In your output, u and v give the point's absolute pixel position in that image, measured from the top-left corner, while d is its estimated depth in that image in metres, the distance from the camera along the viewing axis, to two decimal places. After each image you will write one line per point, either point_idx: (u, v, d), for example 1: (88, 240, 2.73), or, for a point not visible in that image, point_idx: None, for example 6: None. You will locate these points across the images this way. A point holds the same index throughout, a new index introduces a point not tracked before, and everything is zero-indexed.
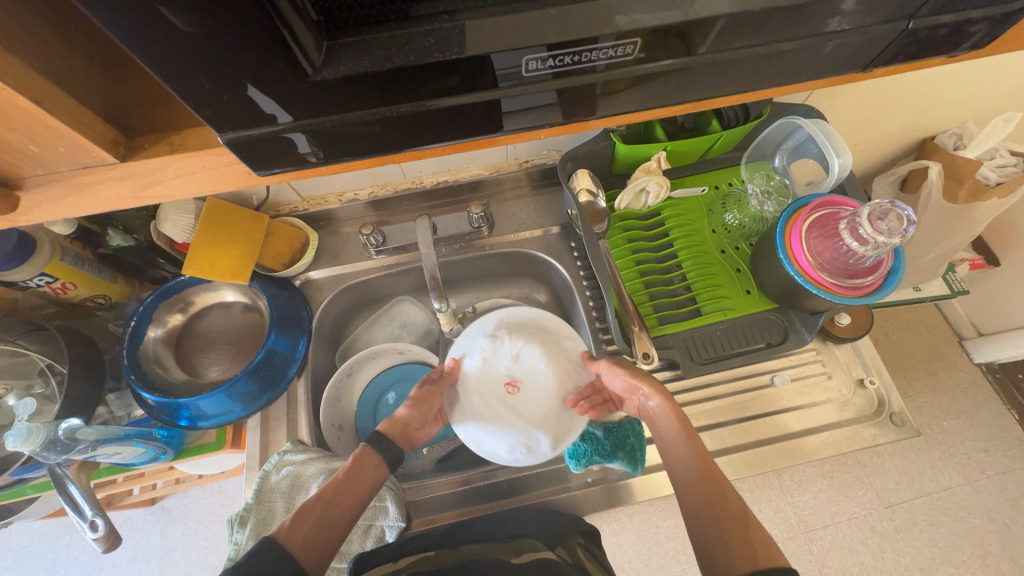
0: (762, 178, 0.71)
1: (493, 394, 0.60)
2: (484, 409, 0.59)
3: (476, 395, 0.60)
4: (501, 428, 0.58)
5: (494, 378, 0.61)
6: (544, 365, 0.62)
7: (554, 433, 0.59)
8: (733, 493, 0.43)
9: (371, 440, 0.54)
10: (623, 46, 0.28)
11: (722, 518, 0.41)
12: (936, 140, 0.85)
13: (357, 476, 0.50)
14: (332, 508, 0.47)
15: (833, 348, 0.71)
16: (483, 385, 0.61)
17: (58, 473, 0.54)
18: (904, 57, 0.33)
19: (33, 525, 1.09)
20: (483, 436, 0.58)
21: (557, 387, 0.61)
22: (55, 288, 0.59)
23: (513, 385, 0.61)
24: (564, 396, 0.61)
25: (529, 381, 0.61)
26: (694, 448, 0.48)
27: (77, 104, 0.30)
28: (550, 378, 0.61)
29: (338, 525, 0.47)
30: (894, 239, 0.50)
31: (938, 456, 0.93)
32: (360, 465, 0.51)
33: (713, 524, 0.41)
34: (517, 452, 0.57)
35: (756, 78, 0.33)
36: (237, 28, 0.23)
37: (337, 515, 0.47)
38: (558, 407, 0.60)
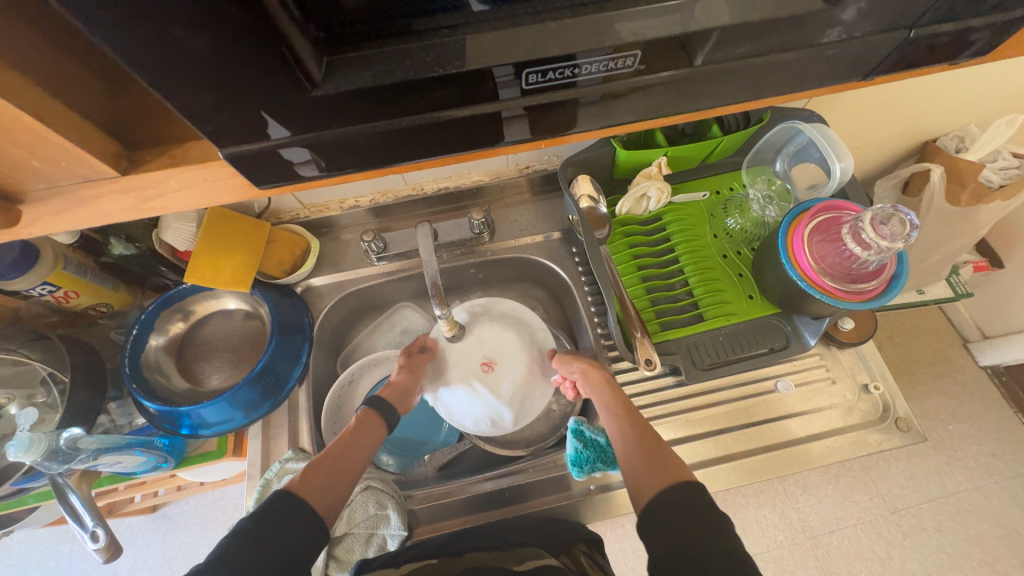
0: (764, 183, 0.71)
1: (468, 369, 0.60)
2: (457, 383, 0.59)
3: (452, 369, 0.61)
4: (470, 402, 0.59)
5: (471, 354, 0.61)
6: (520, 349, 0.62)
7: (519, 414, 0.60)
8: (651, 431, 0.50)
9: (372, 404, 0.55)
10: (622, 58, 0.28)
11: (644, 454, 0.47)
12: (938, 142, 0.85)
13: (362, 433, 0.52)
14: (342, 459, 0.48)
15: (836, 352, 0.71)
16: (461, 358, 0.61)
17: (59, 482, 0.54)
18: (907, 64, 0.33)
19: (35, 533, 1.09)
20: (453, 405, 0.60)
21: (530, 371, 0.61)
22: (58, 296, 0.59)
23: (489, 365, 0.60)
24: (532, 380, 0.61)
25: (505, 363, 0.60)
26: (618, 403, 0.54)
27: (81, 119, 0.30)
28: (524, 362, 0.61)
29: (347, 479, 0.47)
30: (896, 243, 0.50)
31: (945, 460, 0.92)
32: (364, 425, 0.53)
33: (635, 459, 0.47)
34: (482, 425, 0.60)
35: (757, 87, 0.33)
36: (238, 44, 0.23)
37: (347, 468, 0.48)
38: (527, 390, 0.61)
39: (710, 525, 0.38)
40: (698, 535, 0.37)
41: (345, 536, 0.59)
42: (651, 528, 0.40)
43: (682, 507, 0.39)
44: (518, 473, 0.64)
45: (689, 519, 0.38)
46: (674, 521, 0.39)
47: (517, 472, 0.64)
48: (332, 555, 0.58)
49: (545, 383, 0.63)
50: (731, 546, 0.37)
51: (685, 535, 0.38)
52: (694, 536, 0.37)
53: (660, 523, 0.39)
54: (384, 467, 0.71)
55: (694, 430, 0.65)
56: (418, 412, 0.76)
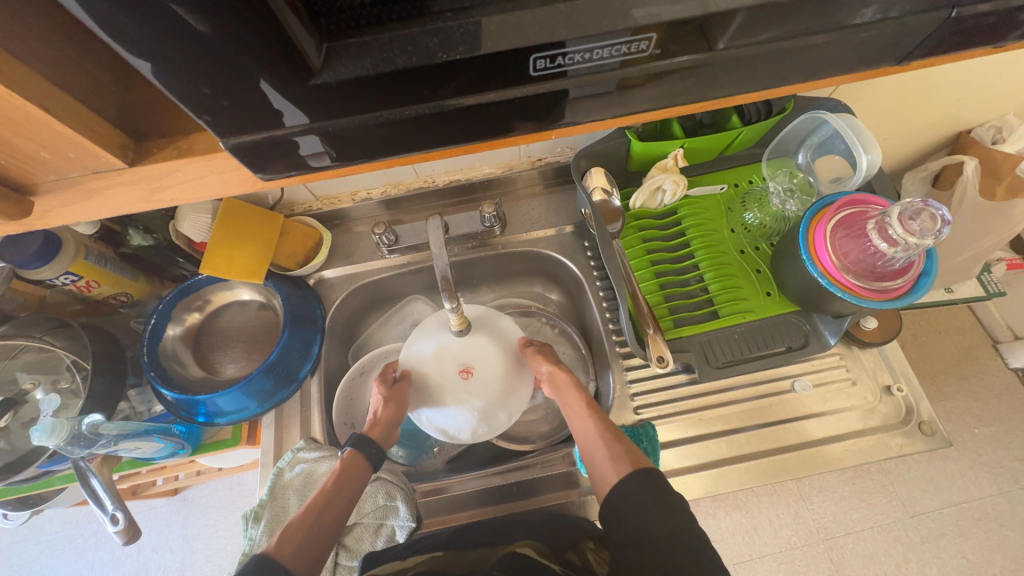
0: (785, 176, 0.68)
1: (448, 381, 0.57)
2: (442, 399, 0.57)
3: (431, 386, 0.58)
4: (460, 413, 0.56)
5: (445, 367, 0.57)
6: (495, 347, 0.59)
7: (511, 409, 0.59)
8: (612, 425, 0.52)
9: (357, 444, 0.56)
10: (638, 42, 0.27)
11: (607, 445, 0.48)
12: (973, 133, 0.80)
13: (346, 481, 0.53)
14: (320, 518, 0.49)
15: (858, 352, 0.68)
16: (438, 373, 0.58)
17: (81, 466, 0.56)
18: (947, 46, 0.31)
19: (64, 511, 1.14)
20: (445, 422, 0.57)
21: (510, 366, 0.59)
22: (80, 286, 0.61)
23: (468, 371, 0.57)
24: (514, 373, 0.59)
25: (481, 364, 0.57)
26: (582, 403, 0.55)
27: (88, 111, 0.30)
28: (502, 359, 0.59)
29: (327, 532, 0.48)
30: (925, 240, 0.48)
31: (969, 465, 0.89)
32: (347, 470, 0.54)
33: (598, 453, 0.49)
34: (478, 430, 0.58)
35: (782, 73, 0.31)
36: (238, 30, 0.22)
37: (326, 522, 0.49)
38: (511, 385, 0.58)
39: (668, 510, 0.41)
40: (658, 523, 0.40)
41: (355, 526, 0.60)
42: (612, 516, 0.43)
43: (639, 496, 0.42)
44: (527, 467, 0.64)
45: (647, 506, 0.41)
46: (636, 509, 0.42)
47: (525, 466, 0.64)
48: (341, 544, 0.59)
49: (524, 374, 0.61)
50: (684, 525, 0.40)
51: (647, 522, 0.40)
52: (654, 525, 0.40)
53: (619, 512, 0.43)
54: (395, 458, 0.72)
55: (706, 428, 0.64)
56: None
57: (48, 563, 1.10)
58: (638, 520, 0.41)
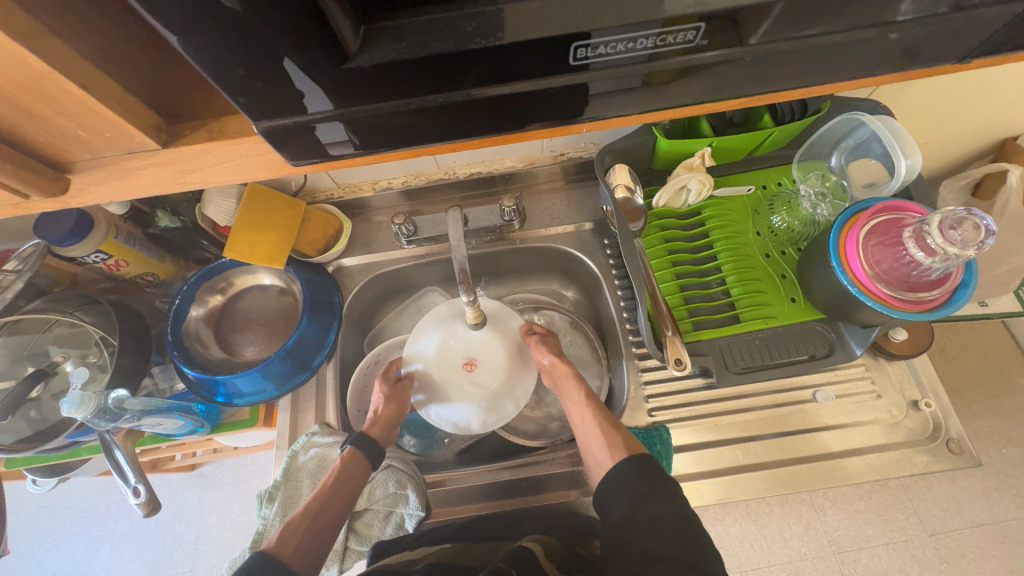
0: (818, 178, 0.64)
1: (453, 375, 0.57)
2: (450, 393, 0.57)
3: (437, 382, 0.58)
4: (468, 405, 0.57)
5: (449, 361, 0.58)
6: (496, 337, 0.59)
7: (517, 397, 0.59)
8: (610, 417, 0.52)
9: (356, 442, 0.57)
10: (684, 32, 0.26)
11: (604, 433, 0.51)
12: (1020, 140, 0.76)
13: (347, 475, 0.55)
14: (323, 513, 0.51)
15: (884, 364, 0.66)
16: (442, 368, 0.58)
17: (107, 439, 0.58)
18: (1010, 44, 0.29)
19: (88, 480, 1.18)
20: (455, 415, 0.57)
21: (512, 355, 0.59)
22: (109, 264, 0.62)
23: (471, 364, 0.57)
24: (517, 362, 0.60)
25: (484, 356, 0.58)
26: (582, 393, 0.56)
27: (124, 91, 0.31)
28: (504, 349, 0.59)
29: (329, 529, 0.50)
30: (967, 250, 0.45)
31: (994, 485, 0.85)
32: (348, 467, 0.55)
33: (595, 443, 0.51)
34: (487, 421, 0.58)
35: (829, 69, 0.30)
36: (276, 9, 0.22)
37: (324, 525, 0.50)
38: (515, 374, 0.59)
39: (661, 494, 0.41)
40: (656, 508, 0.39)
41: (365, 512, 0.61)
42: (609, 496, 0.43)
43: (636, 483, 0.42)
44: (536, 464, 0.64)
45: (644, 493, 0.41)
46: (635, 494, 0.41)
47: (535, 463, 0.64)
48: (352, 528, 0.60)
49: (528, 364, 0.61)
50: (675, 508, 0.39)
51: (636, 506, 0.40)
52: (651, 508, 0.40)
53: (611, 496, 0.43)
54: (406, 447, 0.72)
55: (721, 434, 0.62)
56: None
57: (72, 529, 1.15)
58: (631, 504, 0.41)
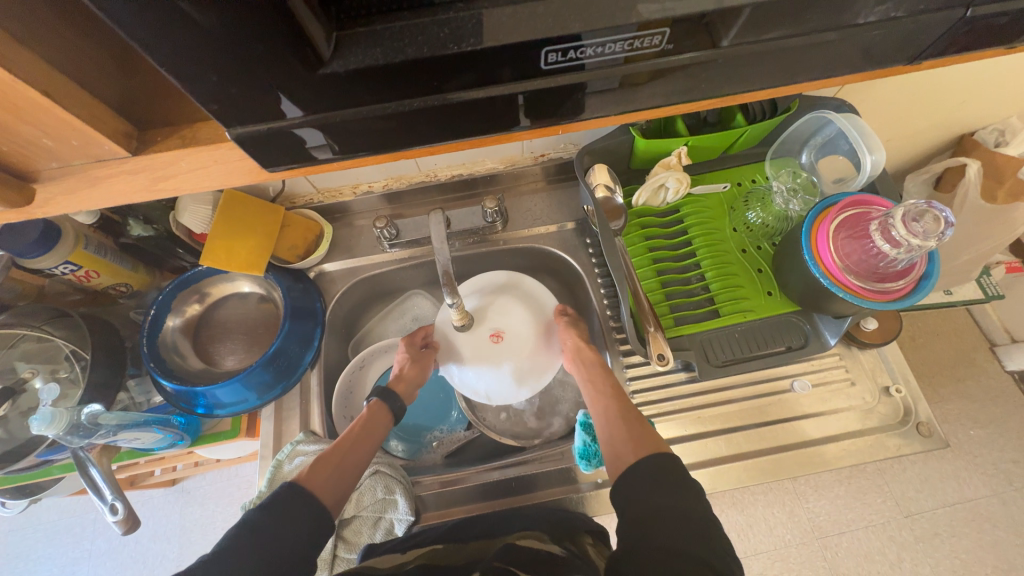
0: (788, 175, 0.67)
1: (481, 344, 0.65)
2: (475, 358, 0.64)
3: (464, 349, 0.65)
4: (491, 373, 0.63)
5: (478, 331, 0.65)
6: (526, 315, 0.67)
7: (537, 372, 0.64)
8: (633, 408, 0.54)
9: (381, 395, 0.63)
10: (650, 37, 0.27)
11: (624, 425, 0.51)
12: (976, 136, 0.80)
13: (369, 426, 0.60)
14: (347, 457, 0.54)
15: (857, 353, 0.69)
16: (471, 337, 0.65)
17: (81, 456, 0.56)
18: (957, 46, 0.31)
19: (62, 500, 1.14)
20: (476, 380, 0.64)
21: (538, 333, 0.66)
22: (79, 276, 0.60)
23: (498, 336, 0.65)
24: (543, 340, 0.66)
25: (512, 330, 0.65)
26: (606, 383, 0.59)
27: (90, 97, 0.30)
28: (530, 326, 0.66)
29: (350, 470, 0.54)
30: (928, 241, 0.47)
31: (963, 465, 0.89)
32: (372, 418, 0.61)
33: (617, 430, 0.51)
34: (505, 391, 0.63)
35: (790, 71, 0.31)
36: (244, 14, 0.22)
37: (350, 465, 0.54)
38: (538, 350, 0.65)
39: (682, 494, 0.41)
40: (665, 499, 0.41)
41: (354, 519, 0.60)
42: (622, 494, 0.43)
43: (655, 478, 0.42)
44: (526, 464, 0.64)
45: (659, 487, 0.42)
46: (645, 492, 0.42)
47: (526, 463, 0.64)
48: (340, 536, 0.60)
49: (554, 343, 0.67)
50: (689, 509, 0.39)
51: (650, 504, 0.41)
52: (661, 502, 0.40)
53: (636, 487, 0.43)
54: (393, 451, 0.72)
55: (705, 426, 0.64)
56: (428, 399, 0.77)
57: (46, 552, 1.10)
58: (645, 504, 0.41)
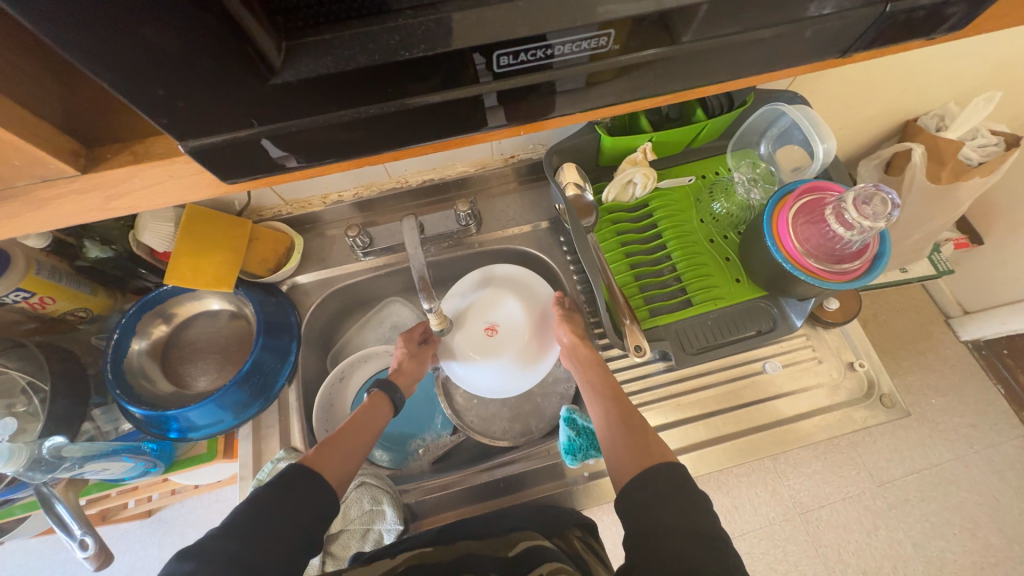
0: (748, 166, 0.71)
1: (477, 338, 0.67)
2: (469, 351, 0.66)
3: (460, 343, 0.67)
4: (486, 366, 0.65)
5: (473, 326, 0.68)
6: (521, 308, 0.68)
7: (531, 365, 0.66)
8: (636, 413, 0.55)
9: (385, 388, 0.63)
10: (600, 37, 0.28)
11: (626, 432, 0.52)
12: (919, 121, 0.85)
13: (370, 413, 0.60)
14: (351, 442, 0.54)
15: (822, 332, 0.72)
16: (467, 332, 0.68)
17: (45, 492, 0.53)
18: (885, 39, 0.33)
19: (27, 543, 1.07)
20: (469, 372, 0.66)
21: (532, 325, 0.68)
22: (33, 303, 0.57)
23: (492, 330, 0.67)
24: (537, 331, 0.67)
25: (506, 323, 0.67)
26: (607, 385, 0.59)
27: (32, 116, 0.29)
28: (524, 318, 0.68)
29: (355, 457, 0.53)
30: (879, 222, 0.50)
31: (928, 433, 0.94)
32: (374, 408, 0.60)
33: (618, 437, 0.52)
34: (499, 384, 0.65)
35: (737, 67, 0.33)
36: (182, 24, 0.21)
37: (354, 450, 0.54)
38: (531, 342, 0.67)
39: (684, 506, 0.42)
40: (670, 516, 0.41)
41: (342, 533, 0.59)
42: (626, 507, 0.44)
43: (664, 492, 0.43)
44: (514, 463, 0.64)
45: (672, 500, 0.42)
46: (648, 503, 0.43)
47: (514, 462, 0.64)
48: (327, 552, 0.59)
49: (548, 335, 0.68)
50: (698, 525, 0.40)
51: (656, 517, 0.41)
52: (671, 521, 0.41)
53: (642, 500, 0.43)
54: (377, 462, 0.71)
55: (685, 413, 0.66)
56: (411, 406, 0.76)
57: None
58: (651, 515, 0.42)
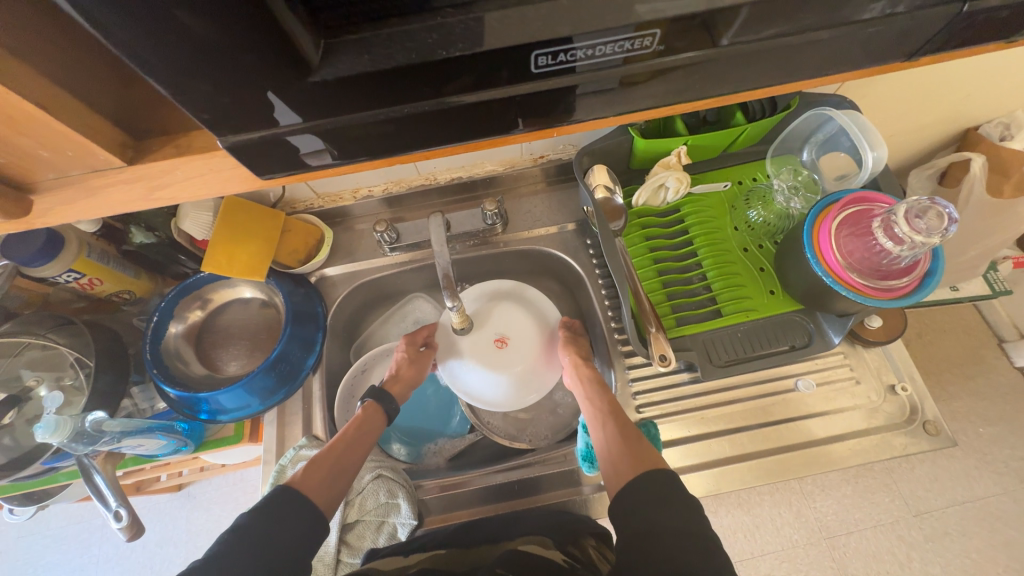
0: (789, 173, 0.67)
1: (486, 348, 0.65)
2: (474, 359, 0.65)
3: (468, 351, 0.65)
4: (492, 378, 0.63)
5: (483, 335, 0.66)
6: (533, 324, 0.68)
7: (535, 384, 0.65)
8: (630, 423, 0.54)
9: (376, 397, 0.63)
10: (642, 38, 0.27)
11: (623, 445, 0.50)
12: (980, 130, 0.79)
13: (364, 426, 0.60)
14: (345, 457, 0.56)
15: (862, 352, 0.68)
16: (476, 340, 0.66)
17: (85, 463, 0.57)
18: (954, 42, 0.30)
19: (69, 506, 1.15)
20: (470, 379, 0.65)
21: (540, 343, 0.67)
22: (83, 283, 0.61)
23: (503, 342, 0.65)
24: (545, 350, 0.67)
25: (517, 337, 0.66)
26: (606, 399, 0.58)
27: (87, 110, 0.31)
28: (534, 335, 0.67)
29: (347, 473, 0.55)
30: (933, 238, 0.47)
31: (973, 463, 0.88)
32: (369, 420, 0.61)
33: (617, 446, 0.51)
34: (501, 398, 0.64)
35: (787, 70, 0.31)
36: (231, 19, 0.22)
37: (346, 466, 0.55)
38: (539, 360, 0.66)
39: (670, 509, 0.41)
40: (666, 519, 0.40)
41: (357, 523, 0.60)
42: (621, 512, 0.43)
43: (649, 497, 0.42)
44: (529, 466, 0.64)
45: (652, 503, 0.41)
46: (646, 508, 0.41)
47: (528, 465, 0.64)
48: (343, 540, 0.59)
49: (554, 355, 0.67)
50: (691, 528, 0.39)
51: (651, 517, 0.40)
52: (661, 522, 0.40)
53: (627, 509, 0.43)
54: (395, 455, 0.72)
55: (708, 428, 0.63)
56: (429, 403, 0.77)
57: (54, 557, 1.11)
58: (648, 518, 0.40)
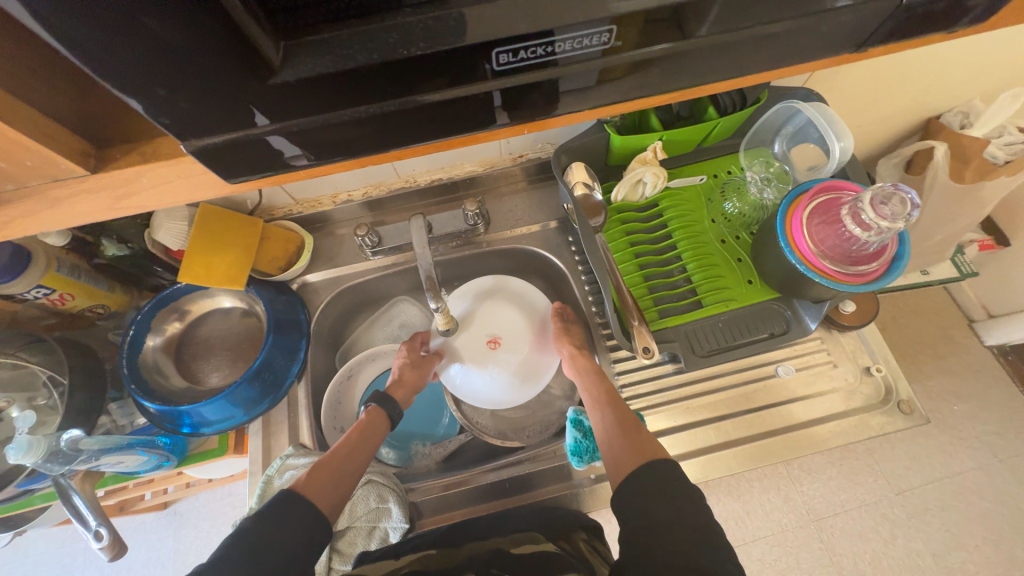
0: (761, 165, 0.69)
1: (480, 350, 0.65)
2: (468, 362, 0.65)
3: (462, 353, 0.66)
4: (487, 379, 0.64)
5: (476, 337, 0.66)
6: (524, 321, 0.68)
7: (531, 380, 0.66)
8: (629, 413, 0.54)
9: (380, 402, 0.63)
10: (600, 34, 0.27)
11: (622, 437, 0.51)
12: (942, 119, 0.82)
13: (365, 431, 0.59)
14: (347, 463, 0.55)
15: (838, 336, 0.70)
16: (469, 343, 0.66)
17: (63, 483, 0.55)
18: (902, 32, 0.32)
19: (50, 531, 1.11)
20: (467, 381, 0.65)
21: (534, 339, 0.67)
22: (53, 299, 0.59)
23: (495, 342, 0.65)
24: (539, 346, 0.67)
25: (509, 336, 0.66)
26: (603, 390, 0.59)
27: (44, 119, 0.30)
28: (526, 332, 0.67)
29: (349, 478, 0.54)
30: (897, 223, 0.48)
31: (948, 440, 0.92)
32: (370, 424, 0.60)
33: (615, 439, 0.51)
34: (499, 398, 0.65)
35: (746, 63, 0.32)
36: (186, 20, 0.22)
37: (348, 470, 0.54)
38: (533, 356, 0.66)
39: (665, 500, 0.42)
40: (665, 514, 0.40)
41: (348, 530, 0.60)
42: (620, 509, 0.43)
43: (649, 491, 0.43)
44: (520, 464, 0.64)
45: (647, 496, 0.42)
46: (642, 503, 0.42)
47: (520, 463, 0.64)
48: (335, 549, 0.59)
49: (549, 348, 0.67)
50: (688, 519, 0.40)
51: (648, 509, 0.41)
52: (659, 515, 0.41)
53: (628, 506, 0.43)
54: (384, 460, 0.72)
55: (694, 417, 0.65)
56: (419, 407, 0.77)
57: None
58: (643, 512, 0.41)
